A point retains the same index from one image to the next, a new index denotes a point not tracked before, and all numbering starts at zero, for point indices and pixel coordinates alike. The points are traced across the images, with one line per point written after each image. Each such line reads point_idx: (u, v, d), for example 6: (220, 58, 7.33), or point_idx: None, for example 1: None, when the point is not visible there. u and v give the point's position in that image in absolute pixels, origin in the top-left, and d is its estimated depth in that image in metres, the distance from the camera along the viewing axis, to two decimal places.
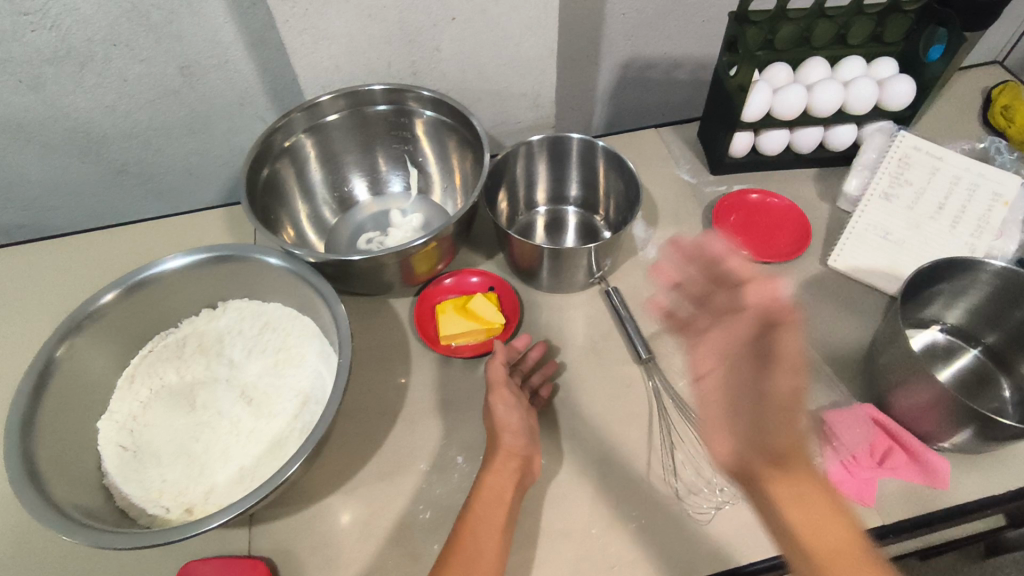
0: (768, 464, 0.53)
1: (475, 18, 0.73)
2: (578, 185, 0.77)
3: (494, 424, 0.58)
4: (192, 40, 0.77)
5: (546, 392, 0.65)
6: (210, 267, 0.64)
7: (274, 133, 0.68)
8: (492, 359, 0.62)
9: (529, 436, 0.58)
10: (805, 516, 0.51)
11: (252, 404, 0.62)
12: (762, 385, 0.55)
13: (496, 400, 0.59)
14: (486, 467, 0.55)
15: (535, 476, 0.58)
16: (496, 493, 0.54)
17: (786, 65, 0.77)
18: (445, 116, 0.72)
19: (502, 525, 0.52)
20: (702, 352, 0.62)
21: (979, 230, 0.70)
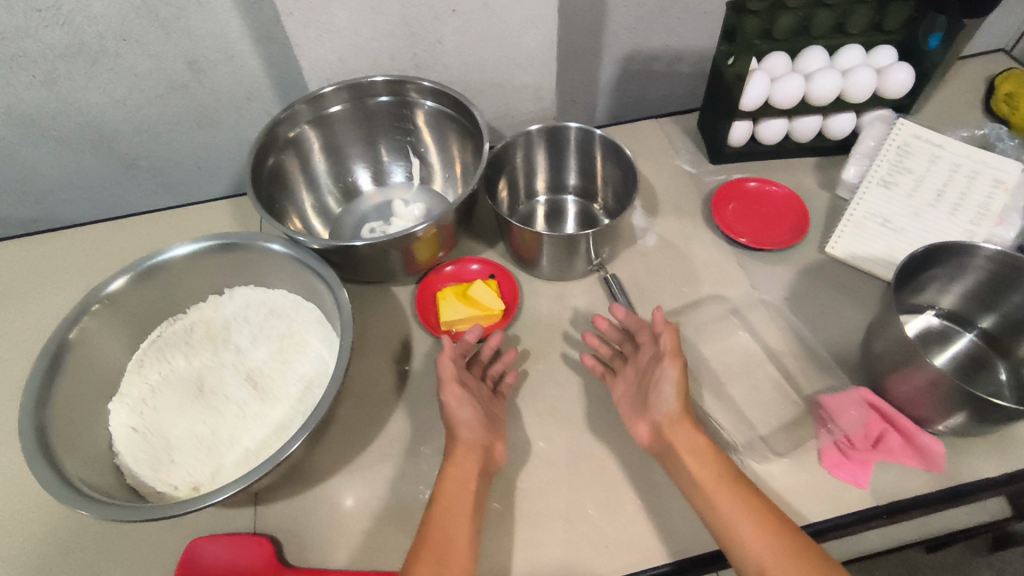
0: (667, 431, 0.56)
1: (476, 11, 0.74)
2: (577, 174, 0.78)
3: (450, 420, 0.58)
4: (200, 35, 0.79)
5: (511, 378, 0.66)
6: (216, 254, 0.66)
7: (279, 125, 0.69)
8: (441, 355, 0.61)
9: (485, 424, 0.59)
10: (698, 463, 0.54)
11: (257, 388, 0.64)
12: (649, 376, 0.60)
13: (448, 394, 0.58)
14: (446, 462, 0.56)
15: (497, 463, 0.59)
16: (459, 484, 0.54)
17: (784, 54, 0.77)
18: (446, 106, 0.72)
19: (468, 514, 0.53)
20: (614, 381, 0.64)
21: (979, 218, 0.70)
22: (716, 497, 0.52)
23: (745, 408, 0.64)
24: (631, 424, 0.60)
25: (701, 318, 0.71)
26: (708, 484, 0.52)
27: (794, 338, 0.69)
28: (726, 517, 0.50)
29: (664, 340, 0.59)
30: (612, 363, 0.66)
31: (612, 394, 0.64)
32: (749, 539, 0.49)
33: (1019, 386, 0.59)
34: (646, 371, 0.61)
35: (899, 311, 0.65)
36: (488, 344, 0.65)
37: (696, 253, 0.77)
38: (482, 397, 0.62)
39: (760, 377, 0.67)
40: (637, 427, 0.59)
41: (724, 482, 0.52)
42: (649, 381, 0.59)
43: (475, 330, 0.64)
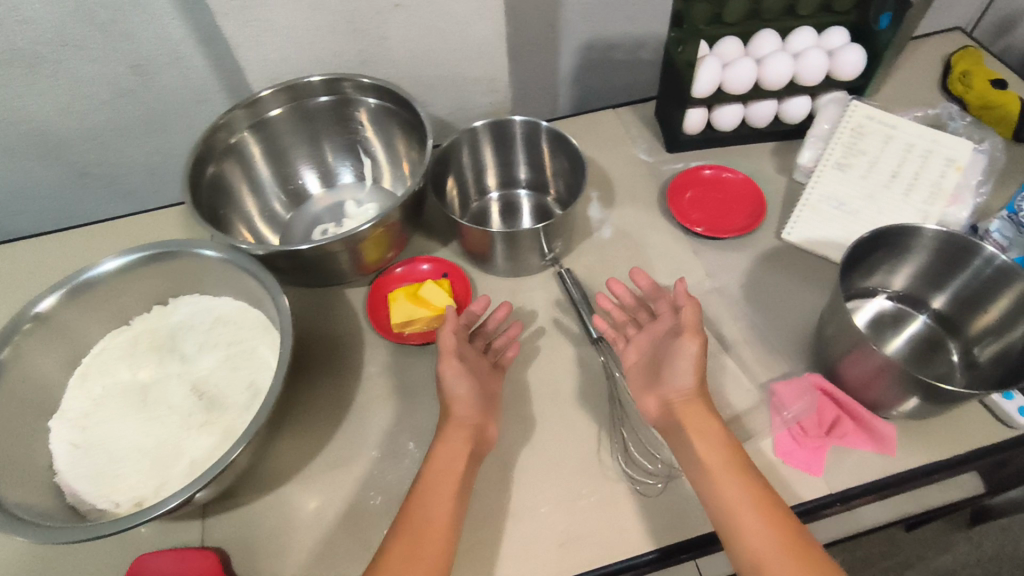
0: (677, 406, 0.56)
1: (419, 3, 0.73)
2: (527, 167, 0.77)
3: (446, 394, 0.58)
4: (140, 38, 0.77)
5: (514, 352, 0.65)
6: (148, 265, 0.64)
7: (216, 133, 0.66)
8: (444, 326, 0.61)
9: (481, 404, 0.58)
10: (704, 442, 0.54)
11: (203, 399, 0.62)
12: (664, 349, 0.58)
13: (446, 366, 0.58)
14: (438, 437, 0.56)
15: (490, 443, 0.58)
16: (449, 459, 0.54)
17: (736, 39, 0.76)
18: (388, 102, 0.71)
19: (456, 489, 0.53)
20: (626, 349, 0.63)
21: (932, 198, 0.70)
22: (718, 476, 0.52)
23: None
24: (640, 395, 0.59)
25: None
26: (712, 463, 0.53)
27: (750, 326, 0.68)
28: (725, 496, 0.50)
29: (686, 315, 0.57)
30: (626, 329, 0.65)
31: (623, 361, 0.63)
32: (746, 532, 0.48)
33: (971, 367, 0.59)
34: (661, 343, 0.59)
35: (847, 298, 0.65)
36: (495, 315, 0.66)
37: (652, 243, 0.76)
38: (481, 372, 0.61)
39: (715, 367, 0.66)
40: (646, 400, 0.59)
41: (729, 463, 0.52)
42: (664, 355, 0.58)
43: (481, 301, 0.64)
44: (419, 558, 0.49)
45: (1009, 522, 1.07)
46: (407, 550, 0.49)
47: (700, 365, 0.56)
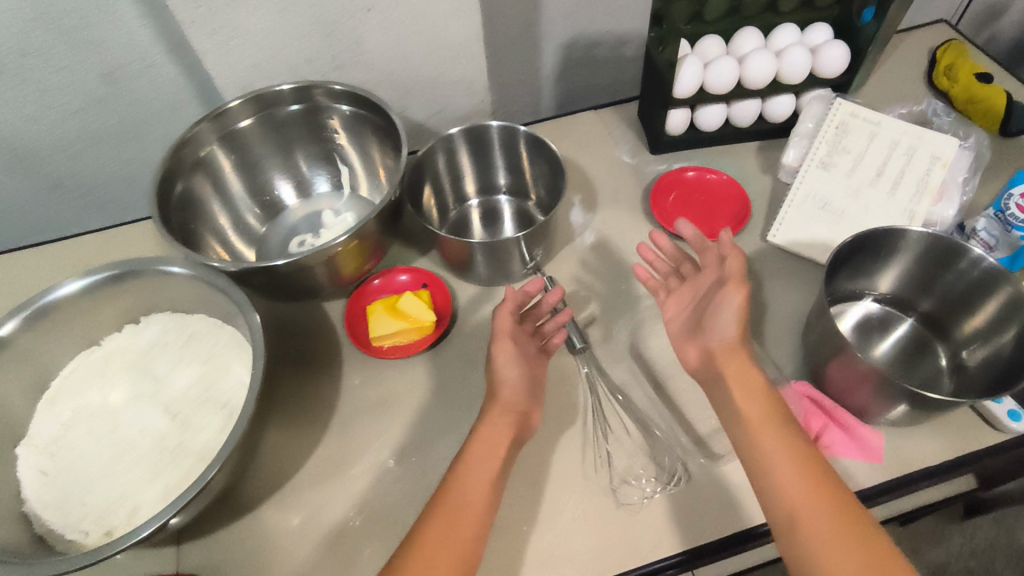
0: (719, 356, 0.56)
1: (393, 6, 0.70)
2: (506, 172, 0.76)
3: (494, 376, 0.58)
4: (111, 46, 0.76)
5: (561, 339, 0.64)
6: (110, 286, 0.61)
7: (183, 147, 0.64)
8: (500, 308, 0.61)
9: (527, 390, 0.58)
10: (746, 393, 0.54)
11: (177, 420, 0.60)
12: (710, 300, 0.59)
13: (498, 348, 0.59)
14: (483, 418, 0.56)
15: (533, 430, 0.58)
16: (491, 442, 0.55)
17: (717, 37, 0.75)
18: (361, 109, 0.70)
19: (494, 475, 0.53)
20: (667, 301, 0.64)
21: (918, 195, 0.69)
22: (759, 428, 0.52)
23: (686, 408, 0.62)
24: (681, 346, 0.60)
25: (641, 315, 0.69)
26: (752, 414, 0.53)
27: None
28: (767, 447, 0.51)
29: (732, 265, 0.58)
30: (667, 282, 0.65)
31: (663, 312, 0.64)
32: (786, 482, 0.48)
33: (958, 371, 0.58)
34: (706, 294, 0.60)
35: (831, 302, 0.63)
36: (549, 298, 0.64)
37: (636, 248, 0.74)
38: (530, 356, 0.61)
39: None
40: (687, 350, 0.60)
41: (770, 415, 0.52)
42: (709, 306, 0.59)
43: (536, 283, 0.63)
44: (454, 540, 0.49)
45: (1002, 514, 1.06)
46: (440, 535, 0.49)
47: (744, 315, 0.56)
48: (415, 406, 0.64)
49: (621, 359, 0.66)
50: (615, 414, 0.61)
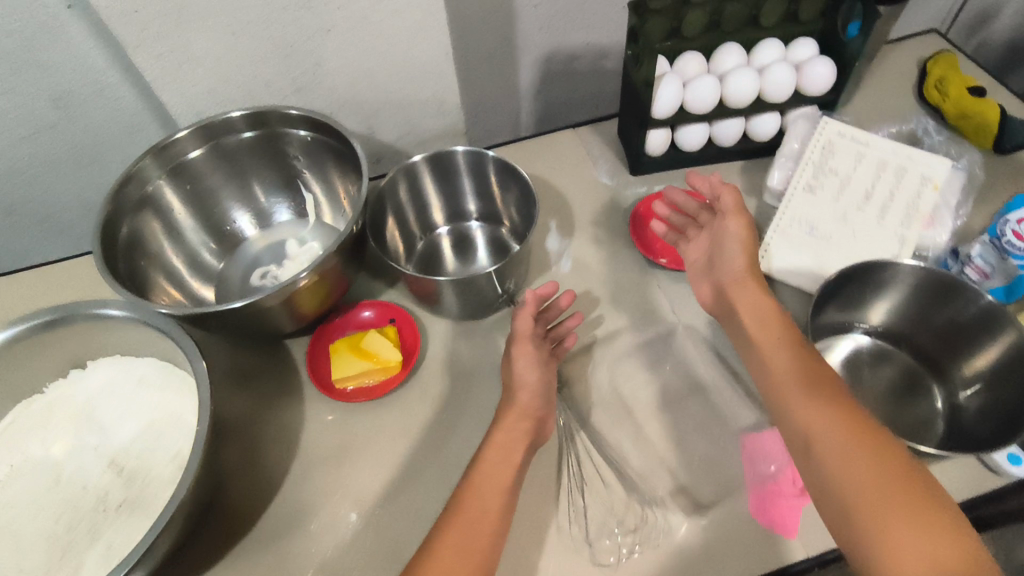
0: (729, 288, 0.59)
1: (354, 25, 0.67)
2: (475, 198, 0.73)
3: (513, 381, 0.58)
4: (61, 69, 0.72)
5: (570, 343, 0.63)
6: (37, 336, 0.56)
7: (126, 184, 0.60)
8: (520, 310, 0.60)
9: (546, 396, 0.58)
10: (757, 320, 0.56)
11: (123, 475, 0.56)
12: (715, 239, 0.63)
13: (518, 352, 0.59)
14: (498, 425, 0.55)
15: (547, 437, 0.58)
16: (507, 446, 0.53)
17: (698, 54, 0.71)
18: (319, 134, 0.66)
19: (507, 485, 0.51)
20: (687, 248, 0.66)
21: (908, 219, 0.65)
22: (771, 352, 0.54)
23: (664, 452, 0.59)
24: (698, 286, 0.63)
25: (618, 350, 0.65)
26: (764, 339, 0.55)
27: (717, 367, 0.64)
28: (777, 367, 0.52)
29: (726, 199, 0.62)
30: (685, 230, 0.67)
31: (685, 258, 0.66)
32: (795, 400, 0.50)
33: (953, 413, 0.55)
34: (713, 232, 0.64)
35: (818, 336, 0.60)
36: (560, 302, 0.63)
37: (614, 277, 0.71)
38: (547, 360, 0.61)
39: (682, 415, 0.61)
40: (703, 288, 0.63)
41: (782, 339, 0.54)
42: (715, 244, 0.62)
43: (551, 286, 0.62)
44: (474, 546, 0.47)
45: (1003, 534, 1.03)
46: (459, 542, 0.47)
47: (750, 246, 0.60)
48: (380, 452, 0.60)
49: (597, 399, 0.62)
50: (590, 462, 0.58)
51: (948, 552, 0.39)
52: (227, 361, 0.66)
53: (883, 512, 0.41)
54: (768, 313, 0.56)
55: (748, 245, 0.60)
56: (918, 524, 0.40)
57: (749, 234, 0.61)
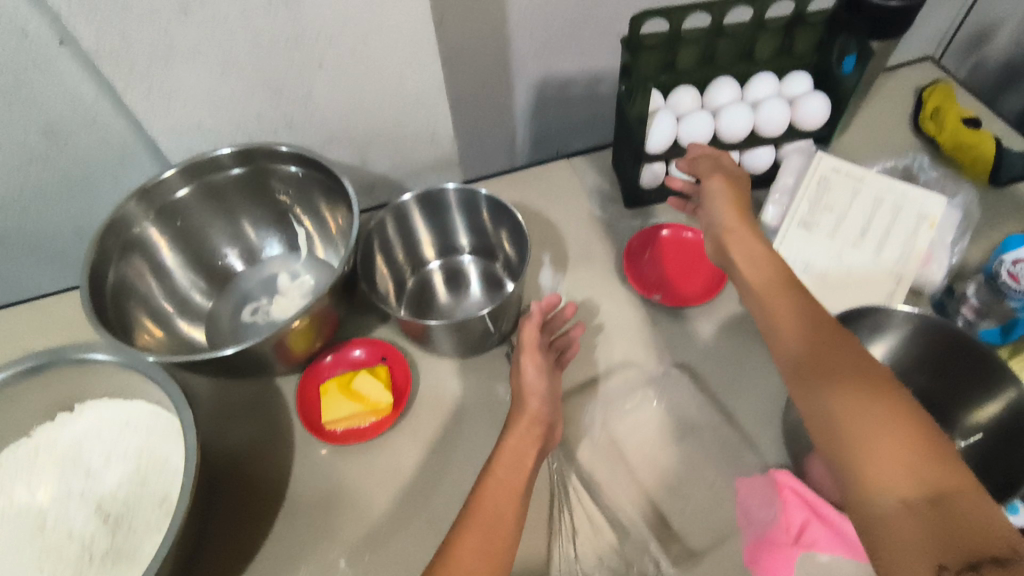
0: (724, 239, 0.60)
1: (346, 61, 0.66)
2: (467, 233, 0.72)
3: (523, 388, 0.59)
4: (51, 102, 0.70)
5: (574, 353, 0.64)
6: (27, 378, 0.57)
7: (113, 229, 0.60)
8: (527, 320, 0.61)
9: (552, 404, 0.59)
10: (751, 265, 0.56)
11: (109, 521, 0.55)
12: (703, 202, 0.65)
13: (526, 363, 0.59)
14: (510, 430, 0.56)
15: (554, 444, 0.58)
16: (518, 453, 0.54)
17: (691, 88, 0.71)
18: (309, 171, 0.66)
19: (518, 491, 0.52)
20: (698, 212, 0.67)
21: (906, 255, 0.65)
22: (766, 293, 0.54)
23: (658, 496, 0.58)
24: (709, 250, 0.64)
25: (612, 391, 0.65)
26: (759, 280, 0.55)
27: (712, 408, 0.63)
28: (772, 305, 0.53)
29: (697, 163, 0.65)
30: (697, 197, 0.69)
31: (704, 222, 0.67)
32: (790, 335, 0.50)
33: None
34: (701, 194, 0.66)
35: None
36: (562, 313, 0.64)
37: (608, 313, 0.70)
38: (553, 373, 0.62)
39: (676, 458, 0.60)
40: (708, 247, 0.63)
41: (777, 280, 0.54)
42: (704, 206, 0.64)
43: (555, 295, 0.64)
44: (492, 549, 0.47)
45: None
46: (477, 544, 0.47)
47: (741, 199, 0.62)
48: (371, 496, 0.60)
49: (590, 441, 0.61)
50: (582, 509, 0.57)
51: (929, 466, 0.39)
52: (215, 405, 0.65)
53: (866, 429, 0.42)
54: (766, 258, 0.56)
55: (737, 197, 0.62)
56: (899, 439, 0.40)
57: (738, 189, 0.62)
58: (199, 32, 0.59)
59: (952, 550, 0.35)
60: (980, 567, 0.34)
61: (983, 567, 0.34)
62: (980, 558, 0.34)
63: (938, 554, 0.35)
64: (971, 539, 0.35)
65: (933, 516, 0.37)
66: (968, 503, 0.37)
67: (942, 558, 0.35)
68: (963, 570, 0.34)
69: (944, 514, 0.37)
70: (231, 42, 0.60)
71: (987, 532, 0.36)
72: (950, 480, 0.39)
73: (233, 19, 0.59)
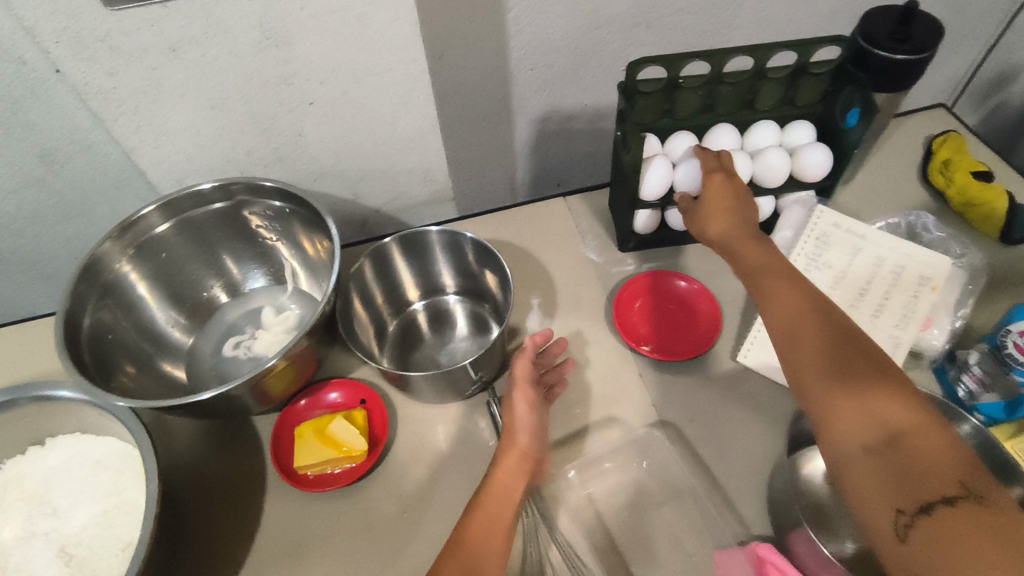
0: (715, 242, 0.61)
1: (338, 100, 0.66)
2: (452, 274, 0.72)
3: (513, 422, 0.56)
4: (49, 128, 0.66)
5: (562, 388, 0.63)
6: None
7: (90, 270, 0.60)
8: (522, 352, 0.58)
9: (542, 437, 0.57)
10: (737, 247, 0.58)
11: (71, 565, 0.55)
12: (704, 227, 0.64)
13: (518, 398, 0.56)
14: (498, 464, 0.53)
15: (541, 475, 0.57)
16: (505, 489, 0.52)
17: (690, 134, 0.69)
18: (293, 205, 0.65)
19: (505, 533, 0.50)
20: None
21: (904, 321, 0.62)
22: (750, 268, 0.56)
23: (633, 564, 0.56)
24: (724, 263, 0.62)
25: (594, 446, 0.63)
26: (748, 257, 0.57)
27: (697, 472, 0.61)
28: (757, 278, 0.55)
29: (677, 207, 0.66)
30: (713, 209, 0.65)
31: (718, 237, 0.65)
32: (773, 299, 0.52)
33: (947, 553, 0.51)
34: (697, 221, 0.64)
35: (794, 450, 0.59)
36: (554, 348, 0.63)
37: (595, 365, 0.68)
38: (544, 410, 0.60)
39: (654, 524, 0.58)
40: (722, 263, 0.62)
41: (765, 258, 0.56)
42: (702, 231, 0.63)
43: (547, 330, 0.62)
44: None
45: None
46: None
47: (725, 201, 0.60)
48: (341, 547, 0.58)
49: (566, 500, 0.60)
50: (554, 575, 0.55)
51: (890, 411, 0.41)
52: (190, 445, 0.65)
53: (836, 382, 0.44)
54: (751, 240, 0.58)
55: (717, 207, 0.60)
56: (862, 391, 0.43)
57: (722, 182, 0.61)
58: (187, 72, 0.58)
59: (907, 495, 0.38)
60: (933, 511, 0.36)
61: (935, 510, 0.36)
62: (932, 501, 0.37)
63: (897, 500, 0.38)
64: (924, 482, 0.38)
65: (892, 463, 0.39)
66: (928, 444, 0.39)
67: (900, 504, 0.38)
68: (916, 514, 0.37)
69: (901, 457, 0.39)
70: (220, 81, 0.60)
71: (944, 473, 0.37)
72: (912, 423, 0.40)
73: (222, 58, 0.58)
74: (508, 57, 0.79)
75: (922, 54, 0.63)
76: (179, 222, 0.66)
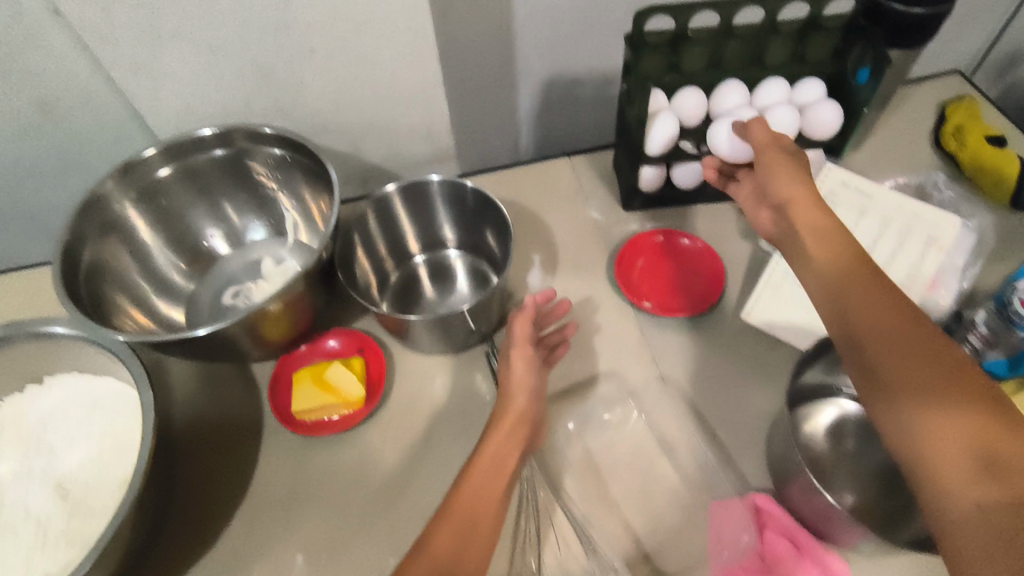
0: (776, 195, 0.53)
1: (338, 49, 0.65)
2: (452, 227, 0.71)
3: (509, 380, 0.56)
4: (53, 77, 0.64)
5: (563, 351, 0.62)
6: None
7: (88, 211, 0.60)
8: (521, 311, 0.59)
9: (540, 397, 0.57)
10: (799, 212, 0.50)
11: (67, 501, 0.55)
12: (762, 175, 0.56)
13: (516, 359, 0.57)
14: (494, 426, 0.53)
15: (533, 441, 0.56)
16: (501, 457, 0.51)
17: (697, 89, 0.66)
18: (292, 153, 0.65)
19: (499, 495, 0.50)
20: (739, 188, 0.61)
21: (910, 278, 0.61)
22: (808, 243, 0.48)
23: (630, 515, 0.56)
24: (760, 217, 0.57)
25: (593, 399, 0.62)
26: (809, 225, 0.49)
27: (695, 427, 0.60)
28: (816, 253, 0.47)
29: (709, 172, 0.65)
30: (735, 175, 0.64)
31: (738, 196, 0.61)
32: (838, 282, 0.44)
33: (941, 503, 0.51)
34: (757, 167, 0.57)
35: (797, 405, 0.59)
36: (555, 310, 0.62)
37: (595, 321, 0.67)
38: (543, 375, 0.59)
39: (651, 477, 0.58)
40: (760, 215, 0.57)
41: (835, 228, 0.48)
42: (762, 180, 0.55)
43: (548, 292, 0.62)
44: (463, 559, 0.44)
45: None
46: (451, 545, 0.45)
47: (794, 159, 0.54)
48: (338, 491, 0.59)
49: (564, 451, 0.59)
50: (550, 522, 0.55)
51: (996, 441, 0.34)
52: (188, 390, 0.64)
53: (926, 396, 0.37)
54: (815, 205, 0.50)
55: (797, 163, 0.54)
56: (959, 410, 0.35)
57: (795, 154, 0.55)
58: (186, 12, 0.58)
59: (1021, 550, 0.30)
60: None
61: None
62: None
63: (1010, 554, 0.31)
64: None
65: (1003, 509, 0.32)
66: None
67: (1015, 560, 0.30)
68: None
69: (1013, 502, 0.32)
70: (219, 23, 0.59)
71: None
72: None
73: None
74: (513, 16, 0.78)
75: (939, 7, 0.64)
76: (180, 166, 0.66)
